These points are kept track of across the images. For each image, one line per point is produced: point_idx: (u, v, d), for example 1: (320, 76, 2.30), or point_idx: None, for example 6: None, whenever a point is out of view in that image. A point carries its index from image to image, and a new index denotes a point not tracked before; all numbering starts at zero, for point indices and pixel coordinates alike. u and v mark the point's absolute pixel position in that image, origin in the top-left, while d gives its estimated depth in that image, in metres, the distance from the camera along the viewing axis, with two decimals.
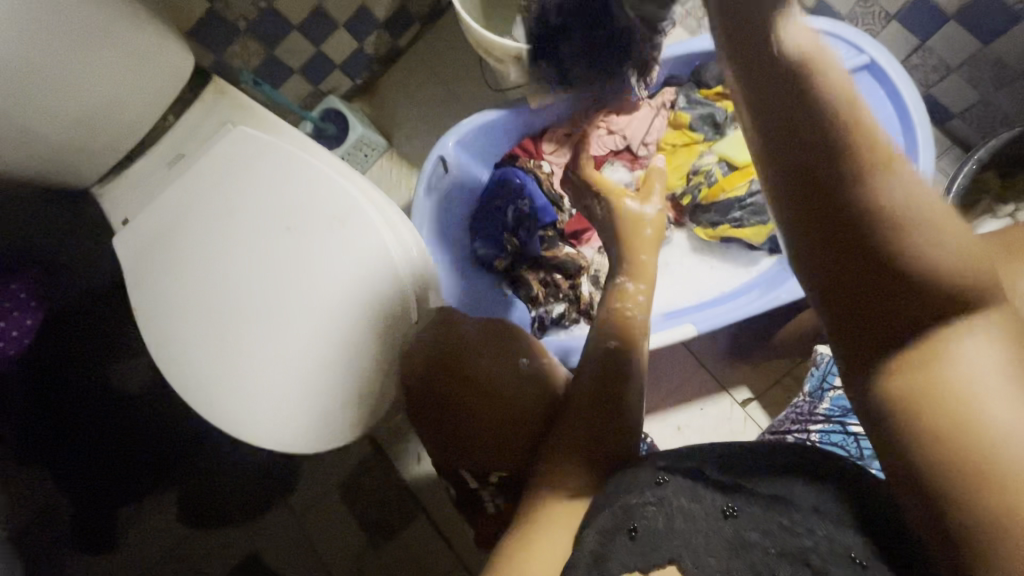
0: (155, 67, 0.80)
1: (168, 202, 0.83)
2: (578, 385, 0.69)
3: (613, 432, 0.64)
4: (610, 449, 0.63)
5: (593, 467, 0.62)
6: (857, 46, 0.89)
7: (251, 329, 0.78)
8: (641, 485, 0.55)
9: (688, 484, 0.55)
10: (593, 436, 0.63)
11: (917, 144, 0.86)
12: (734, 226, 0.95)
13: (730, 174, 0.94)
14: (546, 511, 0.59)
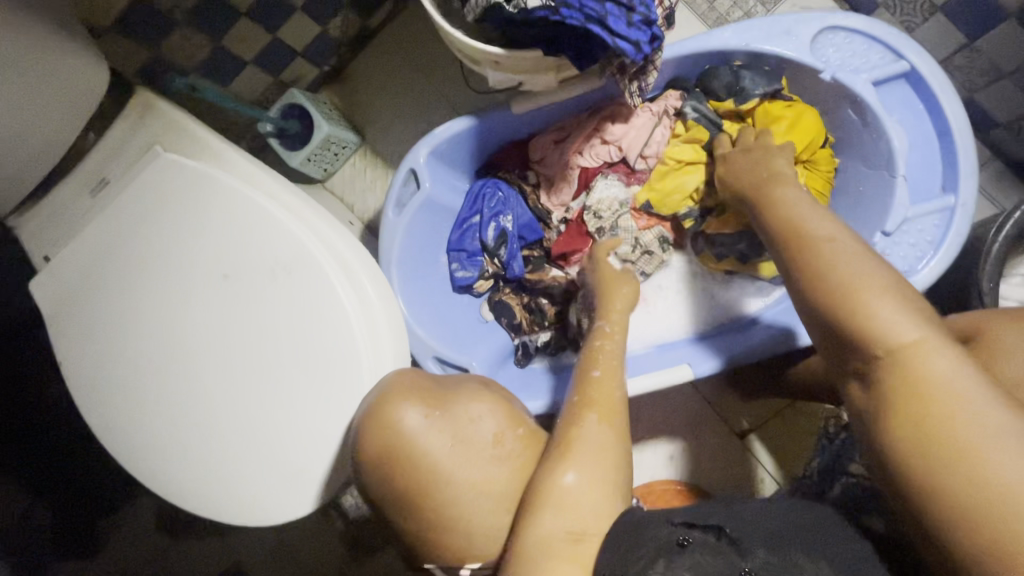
0: (61, 83, 0.67)
1: (89, 240, 0.72)
2: (565, 419, 0.62)
3: (602, 463, 0.57)
4: (604, 477, 0.56)
5: (587, 497, 0.55)
6: (895, 51, 0.76)
7: (188, 390, 0.69)
8: (663, 546, 0.52)
9: (710, 543, 0.53)
10: (585, 468, 0.56)
11: (958, 171, 0.73)
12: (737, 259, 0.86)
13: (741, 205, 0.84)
14: (540, 548, 0.52)
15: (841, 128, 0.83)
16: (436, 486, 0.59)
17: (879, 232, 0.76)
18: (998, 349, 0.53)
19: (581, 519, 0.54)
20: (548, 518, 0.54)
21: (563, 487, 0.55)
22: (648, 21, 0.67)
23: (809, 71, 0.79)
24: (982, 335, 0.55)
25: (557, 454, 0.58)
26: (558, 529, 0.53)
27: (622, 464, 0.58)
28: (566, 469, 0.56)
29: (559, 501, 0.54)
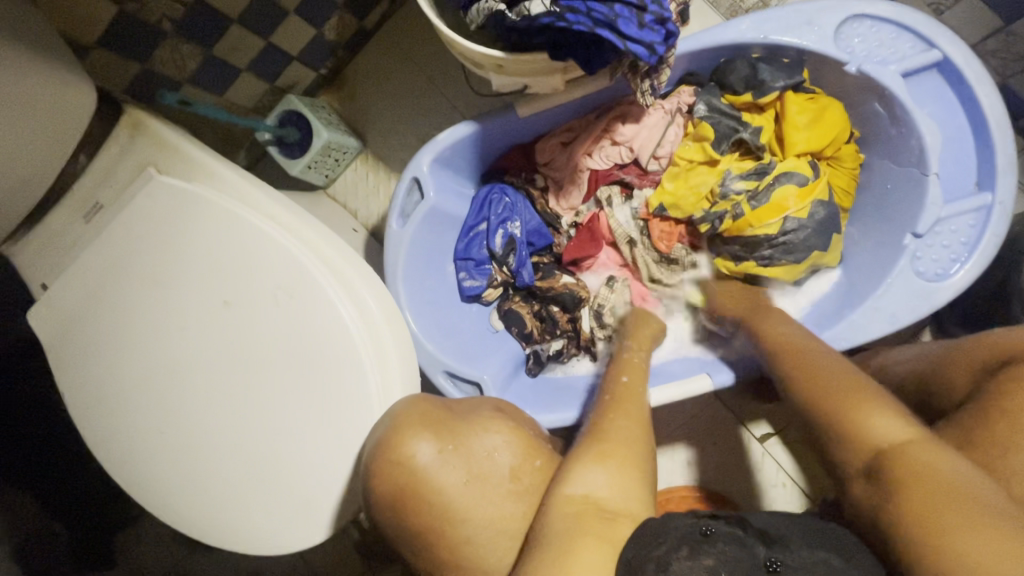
0: (46, 106, 0.64)
1: (85, 268, 0.69)
2: (594, 419, 0.61)
3: (631, 451, 0.56)
4: (631, 466, 0.55)
5: (616, 480, 0.53)
6: (926, 39, 0.71)
7: (193, 421, 0.67)
8: (686, 535, 0.50)
9: (733, 531, 0.50)
10: (612, 450, 0.56)
11: (996, 167, 0.69)
12: (761, 265, 0.81)
13: (759, 208, 0.78)
14: (572, 527, 0.51)
15: (867, 123, 0.78)
16: (450, 522, 0.56)
17: (910, 233, 0.72)
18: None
19: (611, 506, 0.52)
20: (574, 496, 0.53)
21: (593, 467, 0.54)
22: (662, 19, 0.63)
23: (833, 63, 0.74)
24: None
25: (587, 446, 0.57)
26: (583, 510, 0.52)
27: (650, 462, 0.56)
28: (595, 461, 0.54)
29: (593, 482, 0.53)
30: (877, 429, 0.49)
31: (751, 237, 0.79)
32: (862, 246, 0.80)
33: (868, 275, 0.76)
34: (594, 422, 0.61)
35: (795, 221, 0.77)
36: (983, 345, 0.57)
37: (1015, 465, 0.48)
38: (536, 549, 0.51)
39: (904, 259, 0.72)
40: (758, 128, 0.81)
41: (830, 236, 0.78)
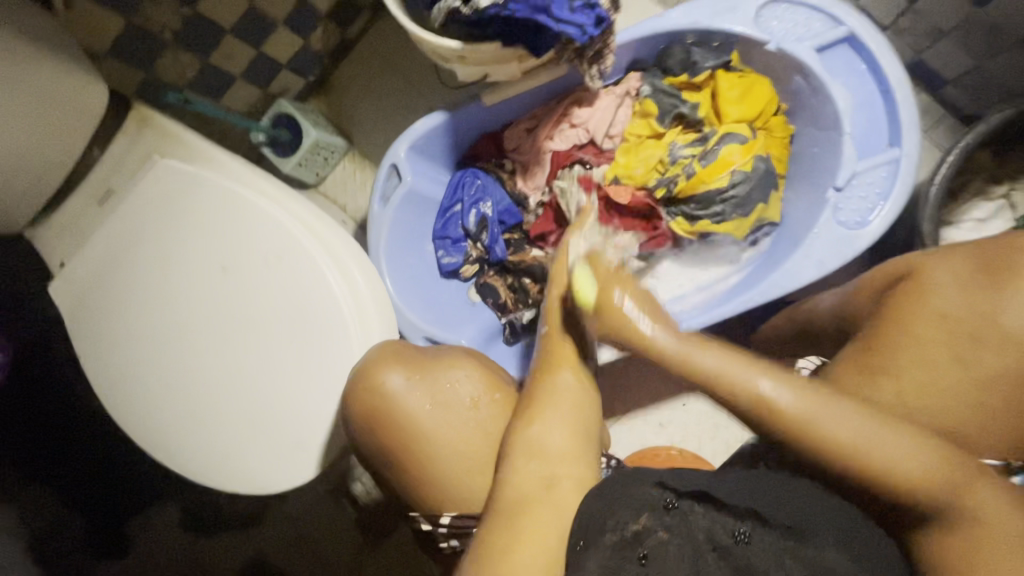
0: (63, 103, 0.74)
1: (98, 245, 0.78)
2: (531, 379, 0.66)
3: (570, 411, 0.62)
4: (575, 424, 0.61)
5: (551, 449, 0.60)
6: (833, 17, 0.80)
7: (197, 374, 0.76)
8: (648, 506, 0.55)
9: (699, 510, 0.54)
10: (553, 416, 0.61)
11: (901, 125, 0.78)
12: (713, 222, 0.89)
13: (708, 166, 0.87)
14: (535, 500, 0.57)
15: (793, 96, 0.87)
16: (420, 440, 0.65)
17: (832, 187, 0.81)
18: (929, 282, 0.57)
19: (553, 465, 0.59)
20: (521, 466, 0.59)
21: (533, 440, 0.60)
22: (591, 5, 0.72)
23: (756, 43, 0.84)
24: (912, 275, 0.59)
25: (524, 410, 0.63)
26: (533, 477, 0.59)
27: (588, 417, 0.63)
28: (533, 424, 0.61)
29: (535, 452, 0.60)
30: (767, 401, 0.50)
31: (702, 194, 0.88)
32: (796, 204, 0.88)
33: (799, 228, 0.85)
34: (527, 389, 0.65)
35: (740, 173, 0.86)
36: (881, 273, 0.64)
37: (900, 360, 0.57)
38: (492, 514, 0.57)
39: (826, 211, 0.81)
40: (696, 103, 0.91)
41: (768, 193, 0.87)
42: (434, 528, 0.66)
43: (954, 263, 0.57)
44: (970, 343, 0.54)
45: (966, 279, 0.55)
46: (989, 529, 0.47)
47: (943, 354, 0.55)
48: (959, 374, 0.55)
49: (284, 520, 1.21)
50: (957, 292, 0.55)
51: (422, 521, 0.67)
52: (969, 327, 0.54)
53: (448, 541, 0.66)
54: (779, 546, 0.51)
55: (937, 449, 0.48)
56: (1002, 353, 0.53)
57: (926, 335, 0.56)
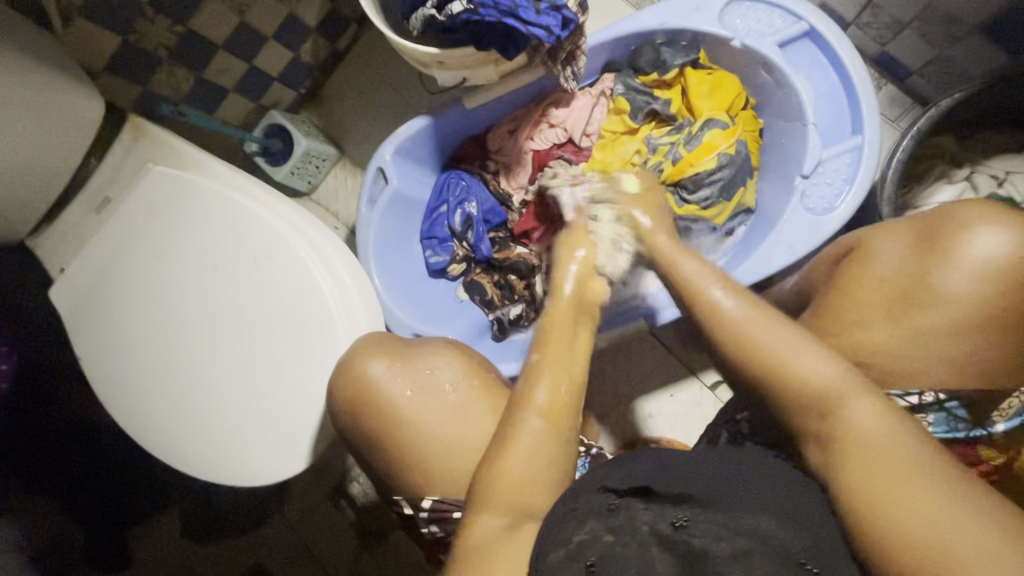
0: (62, 117, 0.78)
1: (96, 250, 0.82)
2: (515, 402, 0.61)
3: (543, 453, 0.58)
4: (549, 461, 0.58)
5: (520, 495, 0.57)
6: (794, 14, 0.84)
7: (192, 371, 0.79)
8: (594, 511, 0.54)
9: (642, 506, 0.53)
10: (527, 455, 0.58)
11: (863, 113, 0.81)
12: (701, 206, 0.91)
13: (694, 149, 0.89)
14: (493, 542, 0.55)
15: (760, 90, 0.91)
16: (405, 424, 0.68)
17: (799, 176, 0.84)
18: (871, 251, 0.64)
19: (520, 513, 0.57)
20: (484, 516, 0.57)
21: (502, 490, 0.57)
22: (557, 6, 0.76)
23: (722, 41, 0.88)
24: (860, 245, 0.65)
25: (497, 448, 0.58)
26: (493, 527, 0.56)
27: (564, 458, 0.59)
28: (506, 462, 0.57)
29: (501, 497, 0.57)
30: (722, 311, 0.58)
31: (692, 175, 0.90)
32: (767, 194, 0.91)
33: (770, 216, 0.88)
34: (505, 421, 0.60)
35: (726, 157, 0.89)
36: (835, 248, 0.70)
37: (854, 325, 0.62)
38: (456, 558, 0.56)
39: (795, 199, 0.84)
40: (667, 100, 0.95)
41: (745, 180, 0.91)
42: (415, 512, 0.69)
43: (897, 238, 0.63)
44: (905, 303, 0.60)
45: (905, 245, 0.61)
46: (926, 509, 0.44)
47: (878, 312, 0.61)
48: (894, 330, 0.60)
49: (284, 523, 1.23)
50: (897, 259, 0.61)
51: (405, 505, 0.69)
52: (904, 287, 0.60)
53: (428, 526, 0.69)
54: (718, 525, 0.49)
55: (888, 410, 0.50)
56: (933, 309, 0.58)
57: (867, 299, 0.62)
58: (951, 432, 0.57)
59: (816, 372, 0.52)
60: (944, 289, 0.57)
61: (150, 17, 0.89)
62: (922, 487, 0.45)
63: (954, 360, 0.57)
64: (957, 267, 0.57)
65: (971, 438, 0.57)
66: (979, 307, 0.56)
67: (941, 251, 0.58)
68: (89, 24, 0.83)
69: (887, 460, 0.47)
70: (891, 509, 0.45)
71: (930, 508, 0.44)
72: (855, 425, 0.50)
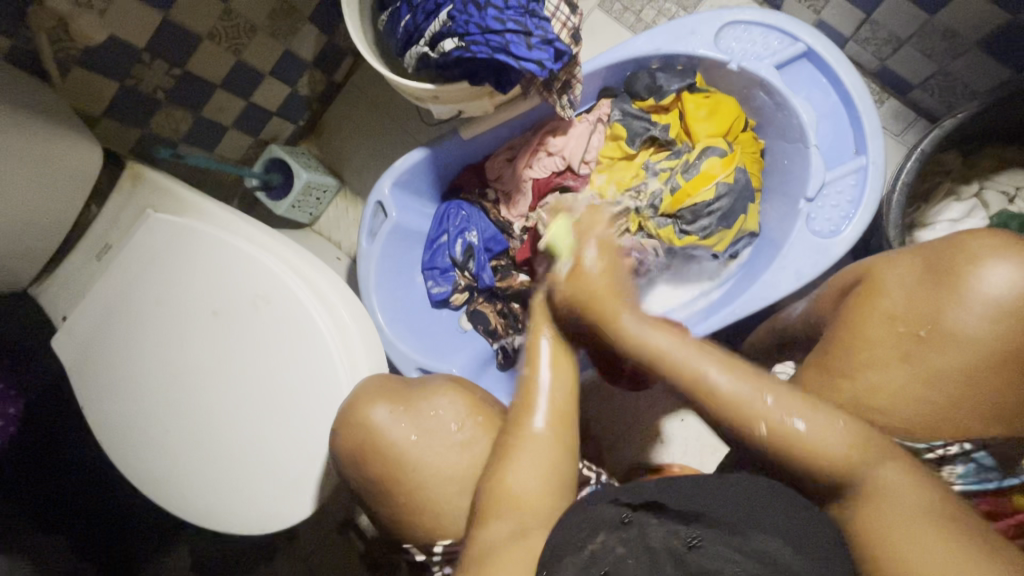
0: (61, 167, 0.78)
1: (98, 298, 0.82)
2: (512, 418, 0.61)
3: (546, 461, 0.58)
4: (556, 461, 0.58)
5: (524, 501, 0.56)
6: (792, 35, 0.83)
7: (195, 416, 0.78)
8: (605, 523, 0.53)
9: (654, 522, 0.52)
10: (531, 461, 0.58)
11: (865, 133, 0.79)
12: (700, 235, 0.90)
13: (693, 178, 0.88)
14: (493, 545, 0.54)
15: (760, 111, 0.90)
16: (408, 469, 0.67)
17: (803, 199, 0.82)
18: (880, 284, 0.61)
19: (524, 518, 0.56)
20: (494, 524, 0.56)
21: (508, 496, 0.57)
22: (549, 40, 0.75)
23: (718, 65, 0.87)
24: (865, 278, 0.63)
25: (499, 458, 0.59)
26: (500, 534, 0.55)
27: (567, 469, 0.59)
28: (510, 463, 0.58)
29: (506, 505, 0.56)
30: (713, 382, 0.55)
31: (690, 205, 0.89)
32: (771, 216, 0.90)
33: (774, 240, 0.86)
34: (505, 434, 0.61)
35: (725, 185, 0.87)
36: (839, 282, 0.68)
37: (865, 360, 0.60)
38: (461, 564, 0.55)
39: (800, 222, 0.82)
40: (666, 125, 0.94)
41: (748, 206, 0.89)
42: (427, 557, 0.68)
43: (903, 271, 0.61)
44: (914, 341, 0.58)
45: (913, 279, 0.59)
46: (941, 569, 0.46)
47: (891, 352, 0.59)
48: (906, 373, 0.58)
49: (294, 558, 1.18)
50: (904, 295, 0.59)
51: (416, 551, 0.68)
52: (917, 326, 0.58)
53: (439, 569, 0.68)
54: (729, 546, 0.49)
55: (905, 465, 0.52)
56: (946, 350, 0.57)
57: (876, 336, 0.60)
58: (981, 483, 0.57)
59: (832, 440, 0.53)
60: (957, 329, 0.56)
61: (148, 62, 0.89)
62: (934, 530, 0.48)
63: (964, 395, 0.57)
64: (971, 307, 0.55)
65: (1003, 488, 0.56)
66: (992, 344, 0.55)
67: (955, 290, 0.56)
68: (87, 73, 0.84)
69: (904, 504, 0.50)
70: (895, 552, 0.48)
71: (937, 556, 0.47)
72: (880, 481, 0.51)
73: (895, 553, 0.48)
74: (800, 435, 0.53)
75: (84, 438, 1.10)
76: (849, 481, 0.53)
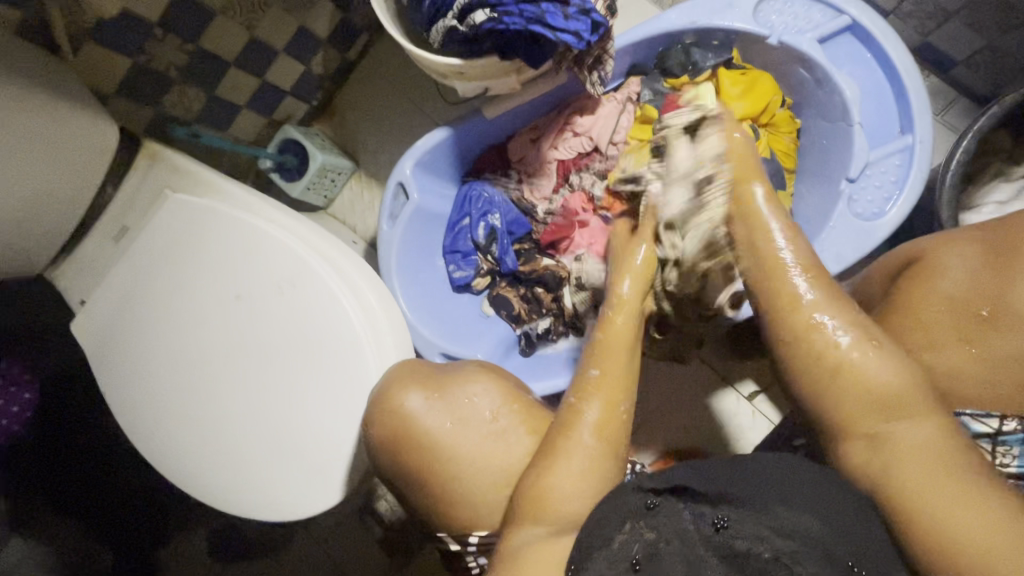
0: (78, 147, 0.76)
1: (116, 282, 0.80)
2: (559, 421, 0.58)
3: (594, 473, 0.55)
4: (606, 470, 0.55)
5: (566, 512, 0.54)
6: (835, 7, 0.79)
7: (220, 403, 0.76)
8: (630, 510, 0.52)
9: (680, 506, 0.52)
10: (578, 474, 0.54)
11: (912, 111, 0.76)
12: None
13: None
14: (529, 551, 0.53)
15: (798, 88, 0.87)
16: (443, 456, 0.66)
17: (845, 179, 0.79)
18: (936, 266, 0.59)
19: (564, 525, 0.54)
20: (531, 526, 0.54)
21: (551, 505, 0.54)
22: (586, 10, 0.72)
23: (756, 40, 0.83)
24: (925, 259, 0.60)
25: (543, 461, 0.56)
26: (536, 537, 0.54)
27: (613, 479, 0.56)
28: (555, 472, 0.55)
29: (546, 513, 0.54)
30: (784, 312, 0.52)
31: None
32: (807, 199, 0.87)
33: (811, 225, 0.83)
34: (548, 438, 0.58)
35: None
36: (887, 264, 0.66)
37: (923, 349, 0.58)
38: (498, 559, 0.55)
39: (841, 204, 0.79)
40: None
41: (776, 193, 0.86)
42: (462, 547, 0.68)
43: (969, 252, 0.58)
44: (978, 324, 0.57)
45: (981, 263, 0.57)
46: (953, 519, 0.46)
47: (954, 338, 0.57)
48: (967, 354, 0.57)
49: (312, 542, 1.17)
50: (967, 279, 0.57)
51: (451, 541, 0.68)
52: (978, 306, 0.57)
53: (475, 558, 0.68)
54: (761, 526, 0.49)
55: (939, 416, 0.49)
56: (1012, 331, 0.55)
57: (934, 320, 0.58)
58: None
59: (876, 376, 0.49)
60: (1018, 304, 0.55)
61: (161, 37, 0.86)
62: (965, 493, 0.46)
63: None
64: None
65: None
66: None
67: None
68: (100, 51, 0.81)
69: (930, 461, 0.48)
70: (912, 500, 0.48)
71: (969, 509, 0.46)
72: (903, 439, 0.49)
73: (911, 500, 0.48)
74: (856, 373, 0.49)
75: (101, 422, 1.09)
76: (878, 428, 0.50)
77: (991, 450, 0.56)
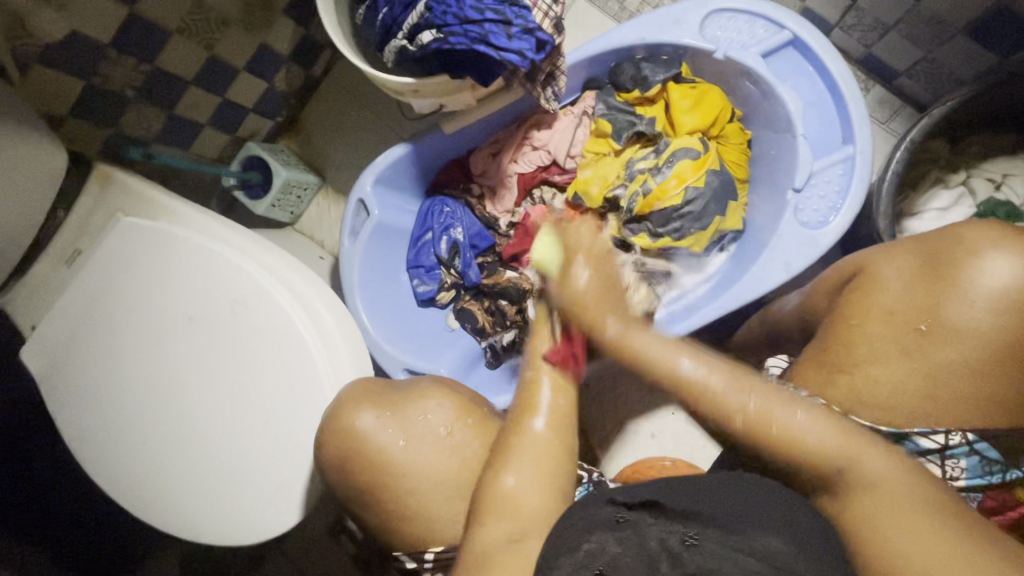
0: (27, 171, 0.75)
1: (68, 306, 0.79)
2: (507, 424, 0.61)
3: (544, 465, 0.56)
4: (558, 464, 0.57)
5: (521, 506, 0.54)
6: (778, 23, 0.82)
7: (175, 425, 0.76)
8: (598, 522, 0.51)
9: (651, 522, 0.50)
10: (528, 466, 0.56)
11: (853, 121, 0.79)
12: (675, 236, 0.88)
13: (662, 181, 0.87)
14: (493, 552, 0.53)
15: (746, 101, 0.89)
16: (396, 473, 0.66)
17: (791, 189, 0.82)
18: (877, 278, 0.61)
19: (522, 520, 0.54)
20: (491, 523, 0.54)
21: (507, 499, 0.55)
22: (530, 29, 0.73)
23: (704, 54, 0.85)
24: (864, 272, 0.63)
25: (499, 458, 0.58)
26: (497, 537, 0.53)
27: (562, 473, 0.57)
28: (507, 470, 0.56)
29: (502, 510, 0.54)
30: (698, 384, 0.51)
31: (661, 209, 0.88)
32: (759, 209, 0.89)
33: (762, 234, 0.85)
34: (499, 442, 0.60)
35: (694, 189, 0.86)
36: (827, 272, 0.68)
37: (859, 356, 0.60)
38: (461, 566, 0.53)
39: (789, 213, 0.81)
40: (651, 118, 0.92)
41: (727, 203, 0.88)
42: (418, 564, 0.66)
43: (900, 263, 0.61)
44: (910, 334, 0.58)
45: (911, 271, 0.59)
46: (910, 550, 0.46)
47: (887, 345, 0.59)
48: (896, 360, 0.58)
49: (284, 561, 1.16)
50: (899, 289, 0.59)
51: (406, 558, 0.67)
52: (917, 321, 0.58)
53: None
54: (727, 545, 0.47)
55: (887, 452, 0.50)
56: (942, 341, 0.56)
57: (869, 328, 0.60)
58: (984, 475, 0.57)
59: (809, 430, 0.50)
60: (957, 321, 0.56)
61: (116, 58, 0.85)
62: (930, 533, 0.46)
63: (961, 388, 0.56)
64: (967, 297, 0.55)
65: (1006, 482, 0.57)
66: (986, 336, 0.55)
67: (951, 281, 0.56)
68: (52, 74, 0.80)
69: (900, 501, 0.48)
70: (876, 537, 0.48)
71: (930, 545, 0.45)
72: (864, 475, 0.49)
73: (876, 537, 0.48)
74: (790, 437, 0.50)
75: None
76: (827, 481, 0.51)
77: (942, 465, 0.57)
